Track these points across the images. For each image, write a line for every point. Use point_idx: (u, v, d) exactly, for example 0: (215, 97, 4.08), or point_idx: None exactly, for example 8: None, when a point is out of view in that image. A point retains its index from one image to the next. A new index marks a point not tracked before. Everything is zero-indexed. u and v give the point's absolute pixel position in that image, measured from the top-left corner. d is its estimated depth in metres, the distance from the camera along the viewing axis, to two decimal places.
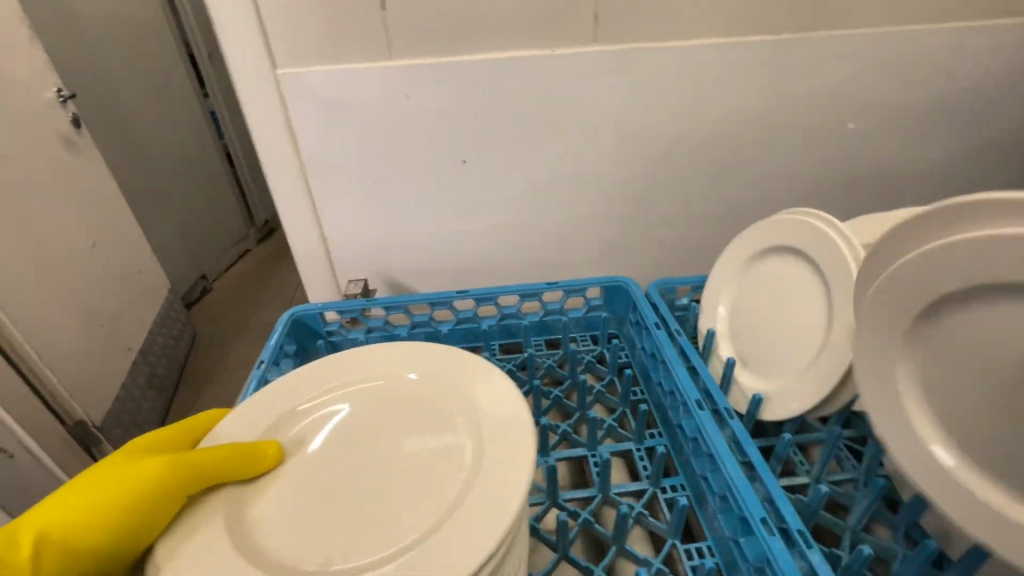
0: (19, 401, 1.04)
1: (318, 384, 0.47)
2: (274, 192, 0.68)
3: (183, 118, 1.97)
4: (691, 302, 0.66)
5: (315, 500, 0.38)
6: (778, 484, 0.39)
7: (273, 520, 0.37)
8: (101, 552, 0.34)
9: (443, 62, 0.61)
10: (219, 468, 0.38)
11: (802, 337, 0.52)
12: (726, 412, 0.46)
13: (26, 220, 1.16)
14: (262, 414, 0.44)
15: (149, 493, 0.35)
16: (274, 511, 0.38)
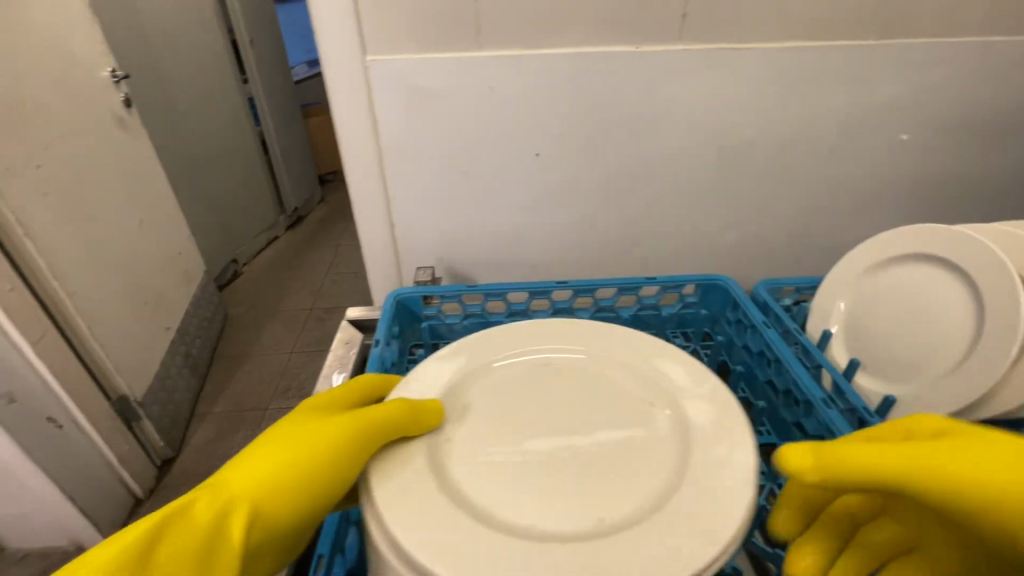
0: (70, 372, 1.06)
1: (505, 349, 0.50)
2: (350, 179, 0.69)
3: (223, 103, 1.99)
4: (795, 302, 0.65)
5: (500, 450, 0.41)
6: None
7: (465, 466, 0.40)
8: (297, 515, 0.34)
9: (526, 55, 0.61)
10: (397, 426, 0.39)
11: (938, 346, 0.51)
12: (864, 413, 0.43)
13: (81, 195, 1.18)
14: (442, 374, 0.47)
15: (340, 448, 0.36)
16: (463, 457, 0.40)
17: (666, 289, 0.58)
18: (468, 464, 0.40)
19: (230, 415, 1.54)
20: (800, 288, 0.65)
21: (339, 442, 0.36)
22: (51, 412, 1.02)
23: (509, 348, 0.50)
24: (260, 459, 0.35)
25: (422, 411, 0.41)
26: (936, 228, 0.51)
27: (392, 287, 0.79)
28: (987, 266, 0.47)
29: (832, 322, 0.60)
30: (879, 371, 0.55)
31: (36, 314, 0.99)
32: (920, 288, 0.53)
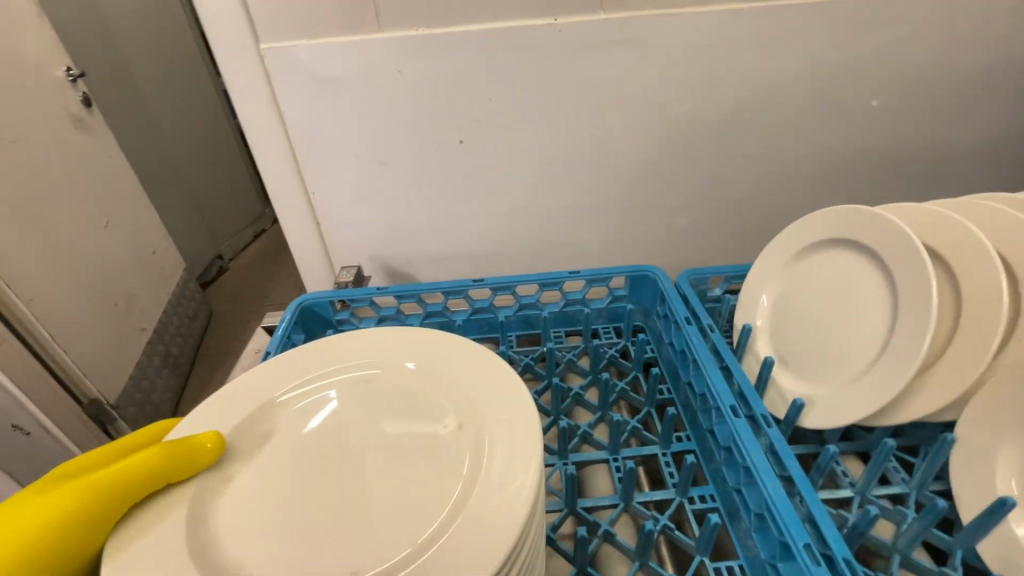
0: (35, 380, 1.06)
1: (302, 370, 0.40)
2: (266, 176, 0.65)
3: (197, 96, 1.95)
4: (724, 293, 0.60)
5: (301, 503, 0.32)
6: (819, 501, 0.34)
7: (253, 523, 0.31)
8: None
9: (438, 35, 0.56)
10: (155, 473, 0.31)
11: (854, 344, 0.46)
12: (762, 420, 0.40)
13: (39, 200, 1.16)
14: (230, 408, 0.37)
15: (60, 530, 0.28)
16: (251, 514, 0.31)
17: (591, 283, 0.56)
18: (252, 520, 0.31)
19: None
20: (729, 278, 0.60)
21: (61, 522, 0.28)
22: (17, 421, 1.02)
23: (310, 367, 0.40)
24: None
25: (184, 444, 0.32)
26: (854, 209, 0.47)
27: (327, 286, 0.76)
28: (903, 249, 0.42)
29: (755, 315, 0.54)
30: (800, 369, 0.50)
31: None
32: (842, 275, 0.48)
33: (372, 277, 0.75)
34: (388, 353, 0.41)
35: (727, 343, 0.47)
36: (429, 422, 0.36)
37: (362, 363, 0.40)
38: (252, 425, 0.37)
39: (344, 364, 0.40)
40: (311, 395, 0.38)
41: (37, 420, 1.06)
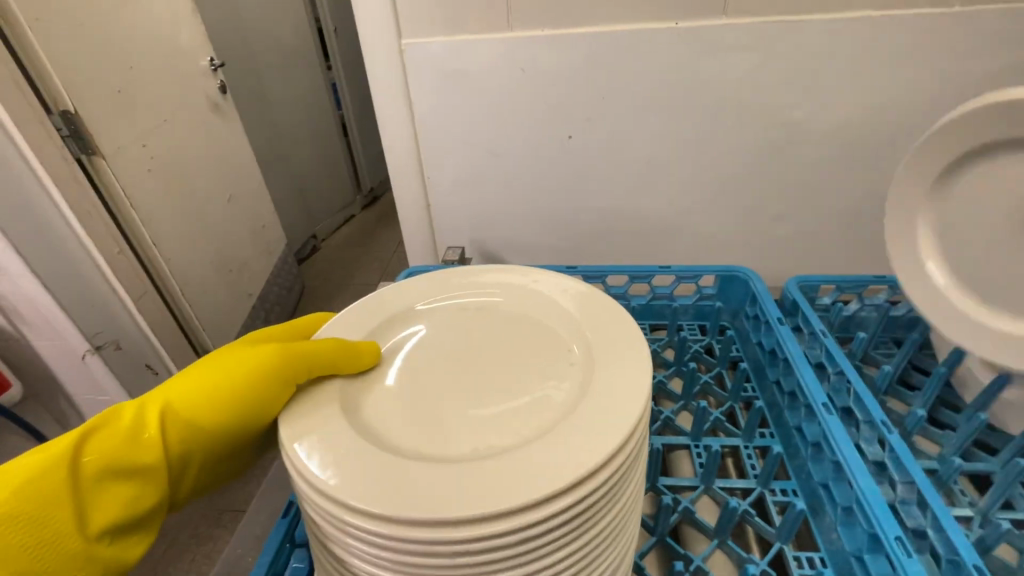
0: (164, 326, 1.22)
1: (442, 289, 0.44)
2: (390, 160, 0.73)
3: (309, 88, 2.14)
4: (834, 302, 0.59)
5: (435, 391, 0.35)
6: (944, 506, 0.35)
7: (391, 411, 0.34)
8: (206, 436, 0.35)
9: (559, 35, 0.60)
10: (326, 360, 0.35)
11: None
12: (881, 425, 0.40)
13: (181, 172, 1.33)
14: (373, 313, 0.42)
15: (252, 387, 0.34)
16: (391, 407, 0.34)
17: (680, 279, 0.59)
18: (389, 408, 0.34)
19: None
20: (842, 287, 0.59)
21: (255, 378, 0.34)
22: (149, 360, 1.19)
23: (436, 292, 0.44)
24: (187, 375, 0.37)
25: (353, 346, 0.36)
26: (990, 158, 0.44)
27: (430, 264, 0.82)
28: None
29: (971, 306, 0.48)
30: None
31: (138, 276, 1.14)
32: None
33: (471, 259, 0.80)
34: (509, 288, 0.43)
35: (840, 348, 0.47)
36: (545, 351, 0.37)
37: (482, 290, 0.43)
38: (391, 327, 0.41)
39: (462, 293, 0.43)
40: (442, 310, 0.42)
41: (163, 361, 1.21)
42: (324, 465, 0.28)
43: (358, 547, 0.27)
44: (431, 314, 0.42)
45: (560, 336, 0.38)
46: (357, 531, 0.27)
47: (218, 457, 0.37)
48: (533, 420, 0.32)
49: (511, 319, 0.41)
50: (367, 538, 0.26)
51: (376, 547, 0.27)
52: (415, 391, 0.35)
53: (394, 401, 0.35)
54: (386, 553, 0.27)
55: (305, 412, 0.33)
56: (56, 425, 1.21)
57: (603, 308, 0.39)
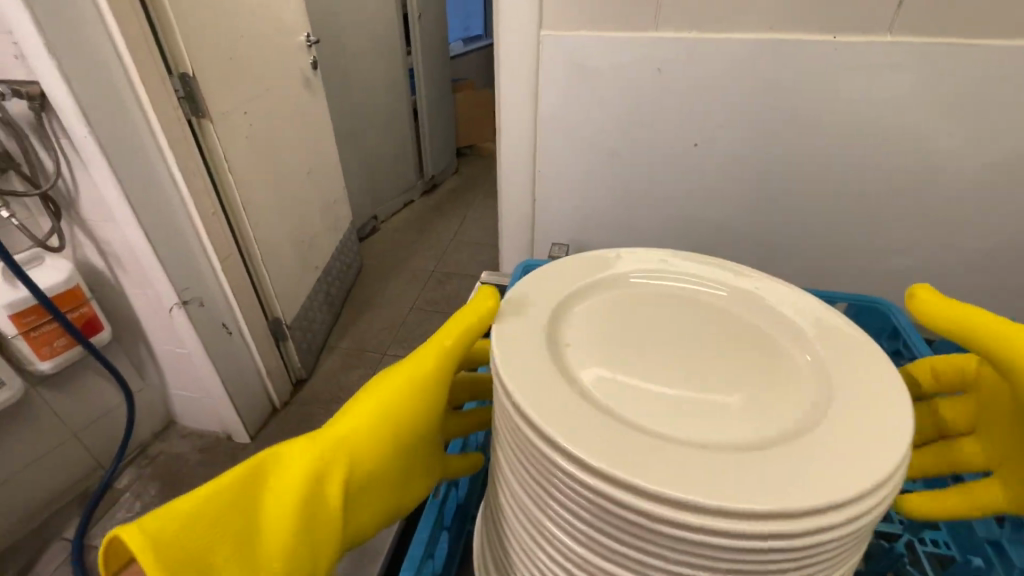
0: (242, 288, 1.25)
1: (625, 273, 0.46)
2: (504, 149, 0.73)
3: (388, 71, 2.17)
4: None
5: (632, 365, 0.37)
6: None
7: (598, 378, 0.36)
8: (374, 470, 0.40)
9: (706, 39, 0.59)
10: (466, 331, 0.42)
11: None
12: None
13: (271, 141, 1.37)
14: (561, 284, 0.44)
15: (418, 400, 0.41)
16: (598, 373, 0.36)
17: None
18: (597, 376, 0.36)
19: (352, 352, 1.70)
20: None
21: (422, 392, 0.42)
22: (225, 319, 1.23)
23: (619, 276, 0.46)
24: (349, 415, 0.40)
25: (480, 305, 0.42)
26: None
27: (523, 257, 0.82)
28: None
29: None
30: None
31: (225, 238, 1.18)
32: None
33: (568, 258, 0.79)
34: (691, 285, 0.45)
35: None
36: (755, 357, 0.38)
37: (660, 281, 0.45)
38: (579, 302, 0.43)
39: (648, 285, 0.45)
40: (624, 293, 0.44)
41: (237, 322, 1.25)
42: (544, 408, 0.31)
43: (561, 490, 0.30)
44: (613, 299, 0.44)
45: (766, 351, 0.39)
46: (565, 479, 0.29)
47: (382, 488, 0.41)
48: (770, 425, 0.33)
49: (706, 320, 0.42)
50: (572, 487, 0.29)
51: (578, 492, 0.29)
52: (612, 353, 0.38)
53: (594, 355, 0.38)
54: (587, 509, 0.29)
55: (533, 369, 0.34)
56: (133, 372, 1.27)
57: (805, 324, 0.40)
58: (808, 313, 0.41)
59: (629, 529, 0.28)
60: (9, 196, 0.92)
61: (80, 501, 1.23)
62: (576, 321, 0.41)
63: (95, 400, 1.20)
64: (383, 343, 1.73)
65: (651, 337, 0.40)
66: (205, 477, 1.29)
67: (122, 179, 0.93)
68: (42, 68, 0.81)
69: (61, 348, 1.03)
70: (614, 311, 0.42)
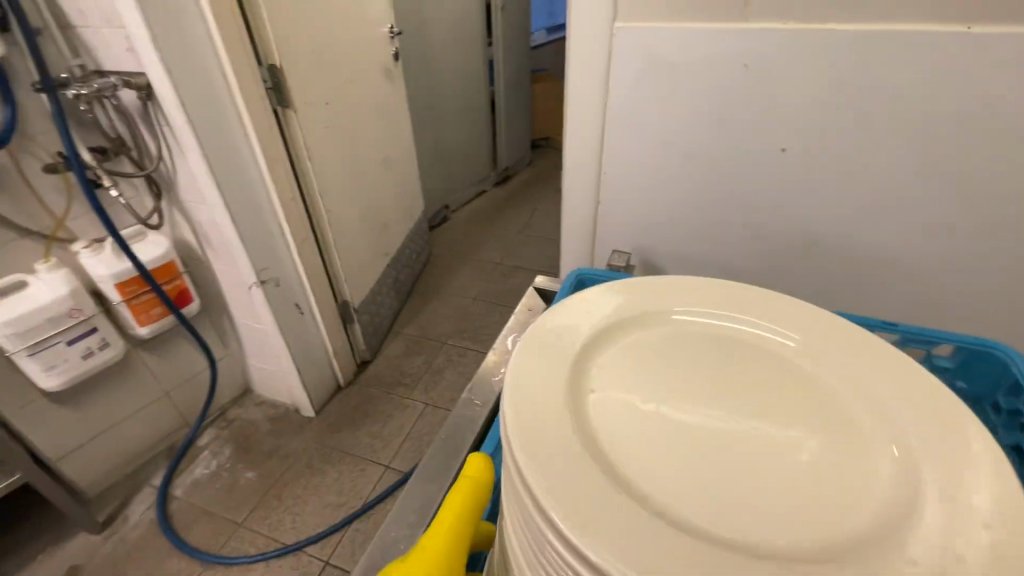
0: (314, 272, 1.32)
1: (663, 292, 0.40)
2: (569, 148, 0.69)
3: (467, 62, 2.18)
4: None
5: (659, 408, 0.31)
6: None
7: (616, 422, 0.30)
8: None
9: (804, 31, 0.50)
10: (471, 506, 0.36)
11: None
12: None
13: (351, 131, 1.42)
14: (586, 299, 0.38)
15: None
16: (616, 415, 0.31)
17: (907, 342, 0.49)
18: (616, 419, 0.30)
19: (415, 339, 1.73)
20: None
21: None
22: (298, 300, 1.29)
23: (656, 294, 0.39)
24: None
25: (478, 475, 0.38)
26: None
27: (583, 263, 0.78)
28: None
29: None
30: None
31: (302, 223, 1.24)
32: None
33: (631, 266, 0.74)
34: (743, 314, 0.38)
35: None
36: (816, 415, 0.31)
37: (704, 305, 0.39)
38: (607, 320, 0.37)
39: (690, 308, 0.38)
40: (660, 316, 0.38)
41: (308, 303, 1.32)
42: (547, 466, 0.26)
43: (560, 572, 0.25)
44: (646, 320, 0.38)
45: (831, 407, 0.31)
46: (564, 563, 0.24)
47: None
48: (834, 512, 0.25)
49: (757, 360, 0.35)
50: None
51: None
52: (637, 391, 0.32)
53: (624, 385, 0.33)
54: None
55: (539, 409, 0.29)
56: (217, 341, 1.37)
57: (882, 377, 0.32)
58: (887, 362, 0.33)
59: None
60: (118, 176, 1.02)
61: (167, 453, 1.36)
62: (598, 345, 0.35)
63: (184, 364, 1.32)
64: (444, 333, 1.75)
65: (687, 376, 0.34)
66: (272, 445, 1.38)
67: (211, 164, 1.00)
68: (147, 59, 0.88)
69: (157, 315, 1.13)
70: (645, 338, 0.36)
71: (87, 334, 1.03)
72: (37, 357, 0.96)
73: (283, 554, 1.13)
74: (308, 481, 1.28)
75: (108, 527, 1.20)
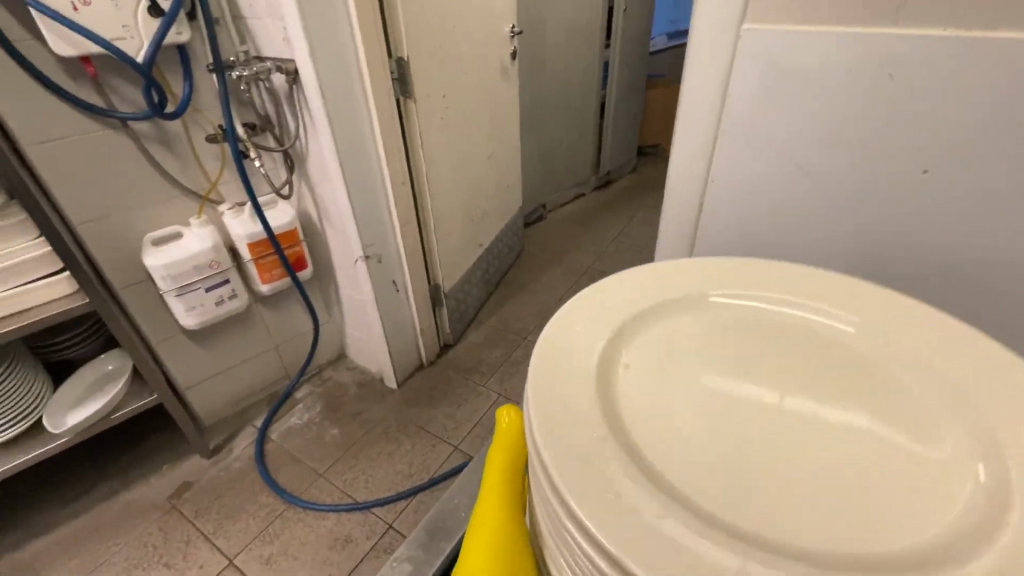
0: (413, 253, 1.40)
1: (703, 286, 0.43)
2: (676, 153, 0.67)
3: (582, 64, 2.18)
4: None
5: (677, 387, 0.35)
6: None
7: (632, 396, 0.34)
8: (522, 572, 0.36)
9: (969, 36, 0.44)
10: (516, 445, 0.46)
11: None
12: None
13: (462, 124, 1.49)
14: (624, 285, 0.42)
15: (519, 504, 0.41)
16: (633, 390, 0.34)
17: None
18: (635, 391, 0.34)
19: (496, 330, 1.78)
20: None
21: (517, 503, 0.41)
22: (395, 277, 1.39)
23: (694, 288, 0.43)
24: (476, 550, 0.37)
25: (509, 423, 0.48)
26: None
27: None
28: None
29: None
30: None
31: (407, 207, 1.33)
32: None
33: None
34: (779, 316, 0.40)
35: None
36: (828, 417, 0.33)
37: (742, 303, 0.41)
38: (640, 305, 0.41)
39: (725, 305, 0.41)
40: (695, 307, 0.41)
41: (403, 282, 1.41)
42: (562, 444, 0.30)
43: (575, 551, 0.28)
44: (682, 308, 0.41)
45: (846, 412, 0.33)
46: (576, 543, 0.28)
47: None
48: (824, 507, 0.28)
49: (784, 360, 0.37)
50: (584, 557, 0.27)
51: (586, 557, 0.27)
52: (659, 368, 0.36)
53: (649, 362, 0.37)
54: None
55: (562, 388, 0.33)
56: (322, 306, 1.51)
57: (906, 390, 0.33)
58: (912, 376, 0.34)
59: None
60: (263, 150, 1.16)
61: (269, 400, 1.52)
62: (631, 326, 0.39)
63: (293, 322, 1.47)
64: (525, 328, 1.78)
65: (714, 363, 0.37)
66: (356, 408, 1.49)
67: (336, 144, 1.10)
68: (297, 47, 0.99)
69: (276, 277, 1.27)
70: (677, 327, 0.40)
71: (222, 285, 1.18)
72: (181, 299, 1.13)
73: (353, 510, 1.22)
74: (383, 447, 1.37)
75: (216, 454, 1.37)
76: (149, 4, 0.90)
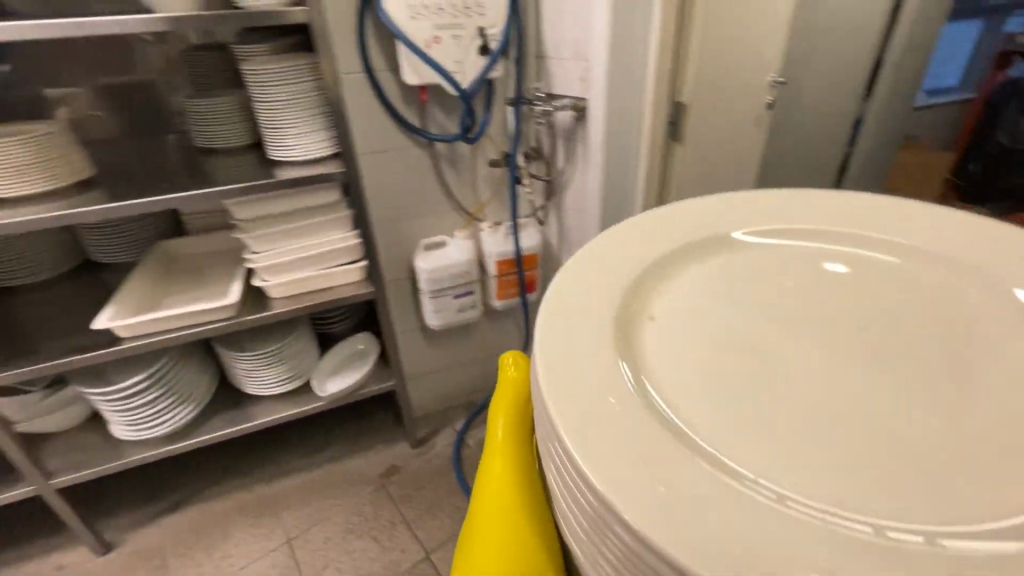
0: None
1: (711, 272, 0.48)
2: None
3: (839, 118, 1.95)
4: None
5: (652, 334, 0.40)
6: None
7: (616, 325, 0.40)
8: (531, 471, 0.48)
9: None
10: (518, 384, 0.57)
11: None
12: None
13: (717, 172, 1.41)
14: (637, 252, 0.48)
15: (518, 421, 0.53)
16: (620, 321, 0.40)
17: None
18: (624, 327, 0.40)
19: None
20: None
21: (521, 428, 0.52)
22: None
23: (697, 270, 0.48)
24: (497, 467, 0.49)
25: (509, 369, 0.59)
26: None
27: None
28: None
29: None
30: None
31: None
32: None
33: None
34: (780, 302, 0.44)
35: None
36: (781, 379, 0.36)
37: (745, 287, 0.46)
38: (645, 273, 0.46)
39: (730, 285, 0.46)
40: (696, 283, 0.46)
41: None
42: (553, 374, 0.35)
43: (557, 459, 0.33)
44: (680, 279, 0.47)
45: (803, 379, 0.37)
46: (560, 456, 0.32)
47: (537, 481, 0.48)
48: (761, 450, 0.31)
49: (766, 336, 0.40)
50: (567, 470, 0.31)
51: (573, 473, 0.30)
52: (642, 314, 0.42)
53: (644, 316, 0.42)
54: (578, 499, 0.30)
55: (559, 325, 0.39)
56: None
57: (856, 366, 0.37)
58: (886, 365, 0.37)
59: (587, 507, 0.30)
60: (534, 177, 1.23)
61: (468, 406, 1.59)
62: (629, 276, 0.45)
63: (506, 339, 1.53)
64: None
65: (699, 326, 0.41)
66: None
67: (603, 180, 1.12)
68: (595, 87, 1.03)
69: (510, 295, 1.33)
70: (669, 292, 0.45)
71: (466, 295, 1.28)
72: (434, 301, 1.25)
73: None
74: None
75: (420, 446, 1.47)
76: (481, 44, 1.02)
